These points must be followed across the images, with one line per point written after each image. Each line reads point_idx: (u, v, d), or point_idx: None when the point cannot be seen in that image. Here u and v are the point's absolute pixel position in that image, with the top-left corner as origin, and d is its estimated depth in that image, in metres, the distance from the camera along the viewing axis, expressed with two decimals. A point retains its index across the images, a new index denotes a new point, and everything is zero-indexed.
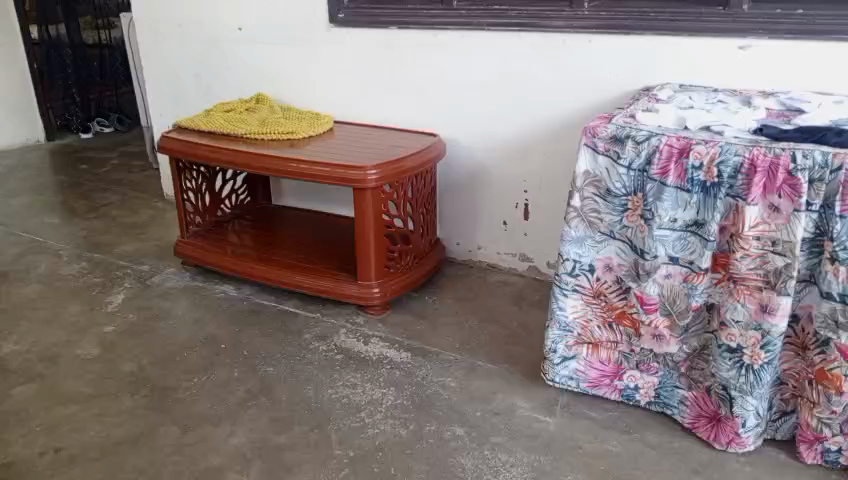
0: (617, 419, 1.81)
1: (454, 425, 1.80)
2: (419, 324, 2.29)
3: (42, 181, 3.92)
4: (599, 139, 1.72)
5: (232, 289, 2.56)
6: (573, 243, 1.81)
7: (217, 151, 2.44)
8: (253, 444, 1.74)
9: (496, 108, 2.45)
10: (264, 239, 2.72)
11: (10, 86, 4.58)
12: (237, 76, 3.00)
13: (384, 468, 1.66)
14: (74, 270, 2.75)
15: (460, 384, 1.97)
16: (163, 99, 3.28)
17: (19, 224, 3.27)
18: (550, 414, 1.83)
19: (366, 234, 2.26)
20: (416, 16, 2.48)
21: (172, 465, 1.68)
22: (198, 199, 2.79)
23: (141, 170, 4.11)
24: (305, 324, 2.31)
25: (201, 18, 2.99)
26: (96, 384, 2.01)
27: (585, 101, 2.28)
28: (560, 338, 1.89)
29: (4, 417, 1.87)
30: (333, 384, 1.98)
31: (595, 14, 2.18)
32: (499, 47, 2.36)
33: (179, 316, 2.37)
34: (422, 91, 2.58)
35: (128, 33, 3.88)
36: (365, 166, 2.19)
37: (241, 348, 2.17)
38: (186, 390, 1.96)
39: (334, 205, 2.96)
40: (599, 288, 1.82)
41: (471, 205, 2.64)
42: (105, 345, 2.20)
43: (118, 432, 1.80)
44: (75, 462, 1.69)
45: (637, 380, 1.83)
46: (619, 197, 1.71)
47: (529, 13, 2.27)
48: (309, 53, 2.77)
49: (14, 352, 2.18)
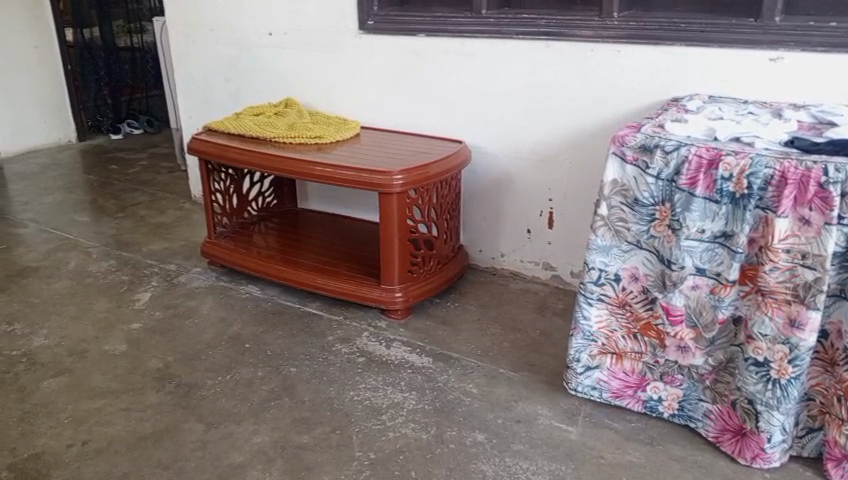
0: (640, 431, 1.79)
1: (475, 431, 1.80)
2: (441, 330, 2.30)
3: (73, 180, 4.00)
4: (628, 148, 1.72)
5: (257, 290, 2.59)
6: (599, 252, 1.80)
7: (246, 154, 2.48)
8: (275, 442, 1.76)
9: (522, 116, 2.45)
10: (289, 241, 2.75)
11: (45, 86, 4.69)
12: (267, 80, 3.04)
13: (405, 471, 1.66)
14: (103, 267, 2.80)
15: (481, 391, 1.97)
16: (194, 102, 3.34)
17: (50, 221, 3.34)
18: (572, 423, 1.83)
19: (391, 238, 2.27)
20: (445, 24, 2.50)
21: (196, 461, 1.70)
22: (226, 201, 2.81)
23: (169, 171, 4.17)
24: (328, 326, 2.33)
25: (233, 24, 3.04)
26: (122, 379, 2.04)
27: (613, 110, 2.27)
28: (584, 347, 1.89)
29: (34, 409, 1.90)
30: (355, 386, 1.99)
31: (624, 24, 2.18)
32: (526, 56, 2.37)
33: (205, 315, 2.41)
34: (448, 98, 2.60)
35: (161, 38, 3.96)
36: (391, 170, 2.21)
37: (265, 348, 2.19)
38: (210, 388, 1.98)
39: (358, 209, 2.98)
40: (625, 298, 1.81)
41: (495, 212, 2.64)
42: (132, 341, 2.24)
43: (144, 426, 1.83)
44: (101, 455, 1.72)
45: (661, 392, 1.81)
46: (647, 206, 1.71)
47: (558, 23, 2.28)
48: (338, 58, 2.80)
49: (44, 346, 2.22)
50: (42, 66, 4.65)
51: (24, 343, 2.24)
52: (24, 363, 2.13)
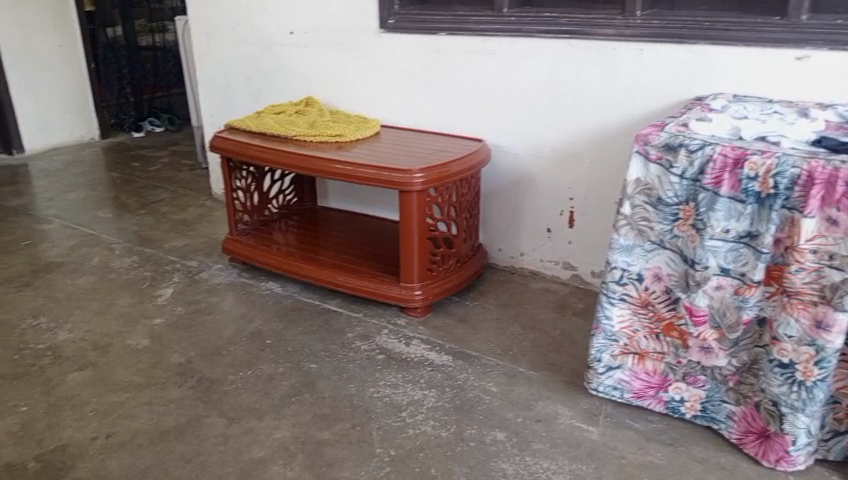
0: (662, 432, 1.78)
1: (495, 430, 1.80)
2: (460, 328, 2.30)
3: (95, 177, 4.05)
4: (652, 147, 1.71)
5: (277, 287, 2.61)
6: (621, 251, 1.80)
7: (268, 152, 2.49)
8: (296, 438, 1.77)
9: (543, 115, 2.44)
10: (309, 239, 2.77)
11: (69, 84, 4.75)
12: (288, 79, 3.06)
13: (425, 468, 1.66)
14: (126, 263, 2.83)
15: (501, 389, 1.96)
16: (215, 101, 3.37)
17: (74, 217, 3.39)
18: (592, 423, 1.82)
19: (411, 236, 2.27)
20: (465, 23, 2.50)
21: (218, 455, 1.72)
22: (247, 198, 2.83)
23: (190, 169, 4.21)
24: (347, 323, 2.34)
25: (254, 23, 3.06)
26: (145, 373, 2.06)
27: (635, 109, 2.26)
28: (605, 347, 1.88)
29: (59, 402, 1.93)
30: (375, 383, 2.00)
31: (648, 23, 2.16)
32: (548, 54, 2.36)
33: (226, 311, 2.43)
34: (469, 97, 2.59)
35: (183, 37, 4.00)
36: (411, 169, 2.21)
37: (285, 344, 2.20)
38: (232, 383, 2.00)
39: (378, 208, 2.99)
40: (647, 298, 1.80)
41: (515, 211, 2.63)
42: (154, 336, 2.27)
43: (167, 420, 1.85)
44: (125, 448, 1.74)
45: (683, 393, 1.80)
46: (670, 206, 1.70)
47: (580, 22, 2.27)
48: (358, 57, 2.81)
49: (68, 340, 2.26)
50: (66, 64, 4.71)
51: (49, 337, 2.28)
52: (49, 356, 2.16)
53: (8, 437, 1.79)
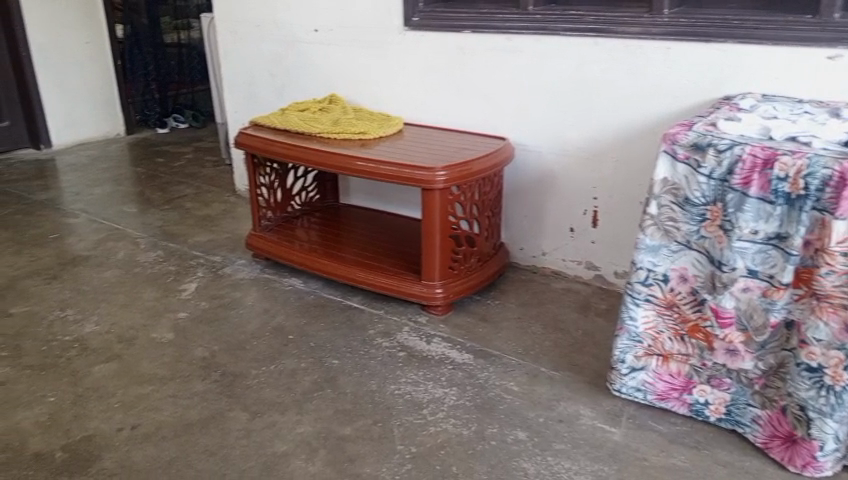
0: (685, 435, 1.76)
1: (516, 429, 1.79)
2: (482, 327, 2.30)
3: (121, 173, 4.10)
4: (679, 146, 1.69)
5: (300, 283, 2.63)
6: (647, 252, 1.78)
7: (292, 149, 2.51)
8: (318, 433, 1.78)
9: (567, 113, 2.43)
10: (331, 236, 2.78)
11: (95, 80, 4.81)
12: (312, 76, 3.07)
13: (446, 466, 1.66)
14: (151, 257, 2.87)
15: (523, 389, 1.96)
16: (240, 97, 3.39)
17: (100, 211, 3.43)
18: (615, 425, 1.80)
19: (433, 233, 2.27)
20: (490, 20, 2.49)
21: (241, 448, 1.73)
22: (271, 195, 2.85)
23: (214, 165, 4.25)
24: (369, 320, 2.35)
25: (279, 20, 3.08)
26: (170, 366, 2.09)
27: (662, 108, 2.23)
28: (629, 348, 1.86)
29: (85, 393, 1.96)
30: (396, 380, 2.00)
31: (675, 21, 2.14)
32: (573, 52, 2.35)
33: (249, 306, 2.45)
34: (492, 95, 2.59)
35: (208, 34, 4.03)
36: (434, 166, 2.21)
37: (307, 340, 2.22)
38: (255, 378, 2.02)
39: (400, 206, 2.99)
40: (673, 299, 1.78)
41: (538, 210, 2.62)
42: (179, 330, 2.29)
43: (191, 413, 1.87)
44: (150, 440, 1.77)
45: (707, 396, 1.78)
46: (698, 206, 1.68)
47: (607, 19, 2.25)
48: (382, 54, 2.81)
49: (95, 332, 2.29)
50: (94, 60, 4.78)
51: (76, 329, 2.31)
52: (77, 348, 2.19)
53: (36, 427, 1.82)
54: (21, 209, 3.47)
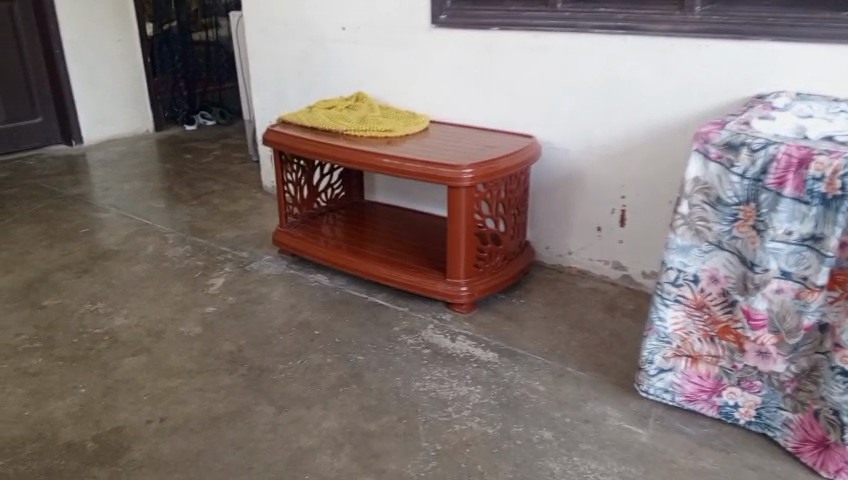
0: (714, 437, 1.74)
1: (542, 429, 1.78)
2: (507, 326, 2.29)
3: (150, 169, 4.16)
4: (712, 145, 1.67)
5: (325, 279, 2.64)
6: (677, 252, 1.76)
7: (318, 146, 2.52)
8: (343, 428, 1.79)
9: (596, 111, 2.41)
10: (357, 233, 2.79)
11: (125, 78, 4.89)
12: (339, 74, 3.08)
13: (471, 464, 1.66)
14: (179, 252, 2.91)
15: (548, 389, 1.95)
16: (267, 95, 3.42)
17: (130, 207, 3.49)
18: (642, 426, 1.79)
19: (459, 231, 2.27)
20: (518, 18, 2.48)
21: (267, 442, 1.75)
22: (298, 192, 2.87)
23: (241, 162, 4.29)
24: (394, 316, 2.35)
25: (306, 18, 3.10)
26: (198, 360, 2.11)
27: (693, 106, 2.20)
28: (657, 349, 1.84)
29: (115, 385, 2.00)
30: (421, 377, 2.00)
31: (707, 19, 2.11)
32: (602, 51, 2.33)
33: (276, 301, 2.47)
34: (519, 93, 2.57)
35: (236, 33, 4.07)
36: (460, 164, 2.21)
37: (333, 336, 2.23)
38: (281, 372, 2.03)
39: (425, 204, 2.99)
40: (703, 300, 1.76)
41: (565, 209, 2.61)
42: (206, 324, 2.32)
43: (218, 406, 1.89)
44: (178, 432, 1.79)
45: (737, 398, 1.75)
46: (730, 206, 1.65)
47: (637, 16, 2.23)
48: (409, 52, 2.82)
49: (124, 325, 2.33)
50: (124, 59, 4.85)
51: (107, 321, 2.35)
52: (107, 341, 2.23)
53: (68, 417, 1.86)
54: (54, 204, 3.54)
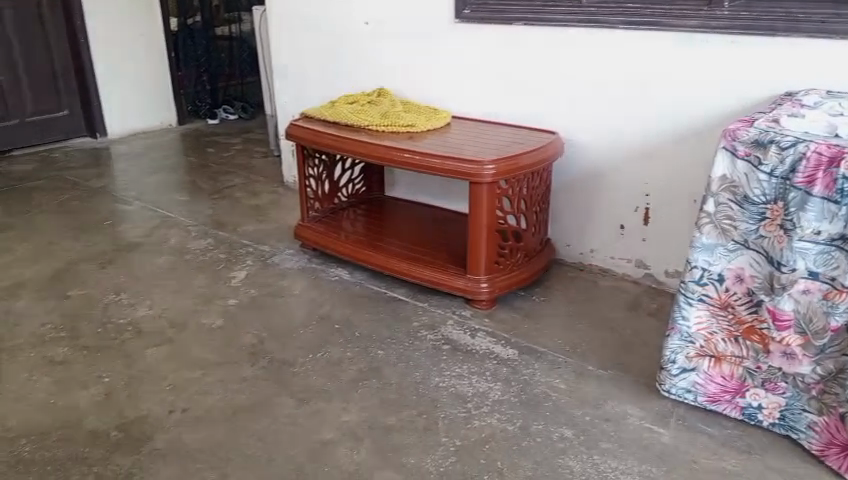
0: (736, 438, 1.72)
1: (562, 427, 1.77)
2: (527, 323, 2.28)
3: (173, 162, 4.20)
4: (740, 143, 1.64)
5: (346, 273, 2.65)
6: (702, 250, 1.74)
7: (340, 141, 2.53)
8: (363, 422, 1.80)
9: (621, 107, 2.38)
10: (377, 228, 2.79)
11: (149, 72, 4.94)
12: (361, 69, 3.09)
13: (491, 461, 1.66)
14: (202, 245, 2.93)
15: (569, 387, 1.94)
16: (290, 89, 3.43)
17: (153, 199, 3.52)
18: (663, 425, 1.77)
19: (480, 227, 2.26)
20: (543, 13, 2.46)
21: (287, 434, 1.76)
22: (319, 186, 2.88)
23: (263, 156, 4.32)
24: (414, 312, 2.36)
25: (330, 13, 3.10)
26: (219, 352, 2.13)
27: (721, 103, 2.18)
28: (680, 348, 1.82)
29: (139, 375, 2.02)
30: (440, 373, 2.00)
31: (735, 14, 2.08)
32: (628, 46, 2.30)
33: (296, 294, 2.48)
34: (543, 89, 2.56)
35: (259, 27, 4.09)
36: (482, 160, 2.20)
37: (353, 329, 2.24)
38: (302, 365, 2.05)
39: (445, 200, 2.99)
40: (727, 299, 1.74)
41: (587, 206, 2.59)
42: (228, 316, 2.34)
43: (239, 398, 1.91)
44: (200, 422, 1.81)
45: (761, 399, 1.73)
46: (757, 204, 1.63)
47: (664, 12, 2.20)
48: (432, 47, 2.81)
49: (148, 316, 2.36)
50: (148, 52, 4.90)
51: (131, 312, 2.38)
52: (130, 331, 2.26)
53: (93, 405, 1.89)
54: (79, 196, 3.59)
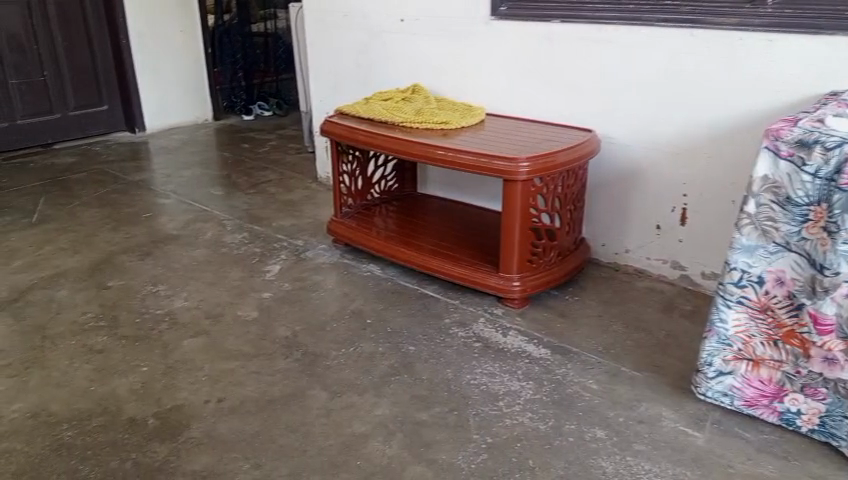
0: (773, 444, 1.69)
1: (594, 427, 1.76)
2: (559, 322, 2.27)
3: (209, 157, 4.27)
4: (783, 142, 1.61)
5: (378, 269, 2.67)
6: (742, 252, 1.71)
7: (375, 137, 2.54)
8: (395, 417, 1.81)
9: (658, 106, 2.36)
10: (410, 225, 2.80)
11: (186, 67, 5.03)
12: (396, 66, 3.10)
13: (522, 459, 1.66)
14: (237, 239, 2.98)
15: (602, 388, 1.92)
16: (325, 86, 3.46)
17: (189, 193, 3.59)
18: (699, 429, 1.75)
19: (514, 225, 2.26)
20: (580, 10, 2.44)
21: (320, 427, 1.78)
22: (352, 183, 2.90)
23: (297, 152, 4.37)
24: (445, 309, 2.36)
25: (365, 10, 3.12)
26: (254, 344, 2.16)
27: (761, 103, 2.13)
28: (717, 351, 1.80)
29: (175, 365, 2.06)
30: (472, 370, 2.01)
31: (779, 12, 2.04)
32: (666, 44, 2.28)
33: (329, 289, 2.51)
34: (579, 87, 2.54)
35: (295, 24, 4.13)
36: (517, 157, 2.19)
37: (385, 325, 2.25)
38: (334, 359, 2.07)
39: (478, 198, 2.99)
40: (767, 302, 1.71)
41: (622, 206, 2.57)
42: (263, 309, 2.37)
43: (273, 389, 1.94)
44: (235, 413, 1.84)
45: (800, 405, 1.69)
46: (800, 206, 1.60)
47: (704, 9, 2.18)
48: (467, 45, 2.81)
49: (184, 307, 2.40)
50: (186, 49, 4.99)
51: (168, 303, 2.43)
52: (167, 322, 2.31)
53: (131, 394, 1.93)
54: (118, 189, 3.67)
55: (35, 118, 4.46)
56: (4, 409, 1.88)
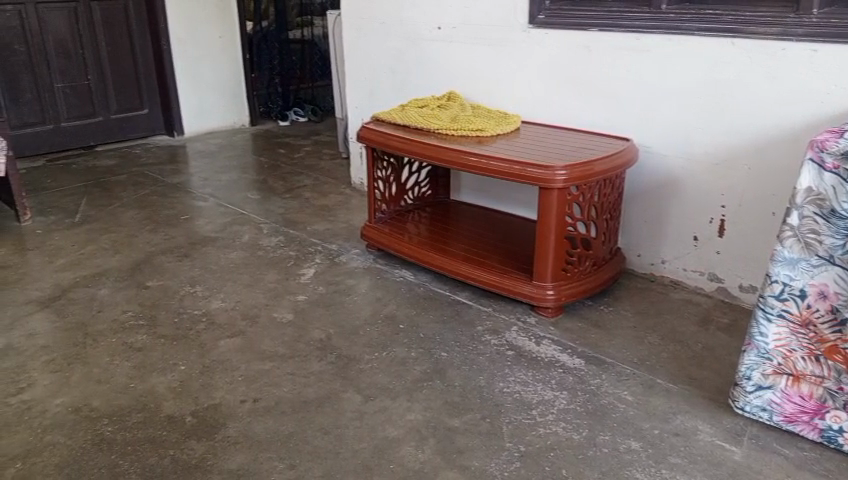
0: (814, 461, 1.65)
1: (629, 439, 1.74)
2: (593, 332, 2.26)
3: (245, 161, 4.34)
4: (828, 154, 1.61)
5: (410, 274, 2.68)
6: (784, 264, 1.69)
7: (410, 143, 2.56)
8: (427, 422, 1.82)
9: (697, 116, 2.34)
10: (443, 231, 2.81)
11: (225, 73, 5.12)
12: (433, 73, 3.12)
13: (555, 468, 1.65)
14: (273, 242, 3.02)
15: (637, 399, 1.90)
16: (362, 93, 3.50)
17: (226, 196, 3.65)
18: (736, 444, 1.72)
19: (549, 232, 2.25)
20: (619, 20, 2.44)
21: (353, 429, 1.79)
22: (386, 188, 2.92)
23: (331, 158, 4.42)
24: (477, 316, 2.36)
25: (403, 17, 3.15)
26: (289, 345, 2.19)
27: (804, 114, 2.10)
28: (756, 365, 1.77)
29: (213, 365, 2.10)
30: (504, 378, 2.00)
31: (824, 21, 2.01)
32: (706, 54, 2.26)
33: (363, 293, 2.53)
34: (616, 96, 2.53)
35: (334, 31, 4.19)
36: (553, 165, 2.19)
37: (417, 331, 2.26)
38: (368, 363, 2.09)
39: (511, 205, 2.99)
40: (809, 316, 1.68)
41: (659, 216, 2.54)
42: (298, 311, 2.41)
43: (307, 392, 1.96)
44: (270, 413, 1.87)
45: (842, 422, 1.65)
46: (844, 219, 1.59)
47: (746, 19, 2.16)
48: (504, 52, 2.82)
49: (222, 308, 2.45)
50: (225, 54, 5.08)
51: (205, 304, 2.48)
52: (204, 322, 2.35)
53: (169, 391, 1.97)
54: (158, 191, 3.75)
55: (80, 121, 4.58)
56: (48, 402, 1.93)
